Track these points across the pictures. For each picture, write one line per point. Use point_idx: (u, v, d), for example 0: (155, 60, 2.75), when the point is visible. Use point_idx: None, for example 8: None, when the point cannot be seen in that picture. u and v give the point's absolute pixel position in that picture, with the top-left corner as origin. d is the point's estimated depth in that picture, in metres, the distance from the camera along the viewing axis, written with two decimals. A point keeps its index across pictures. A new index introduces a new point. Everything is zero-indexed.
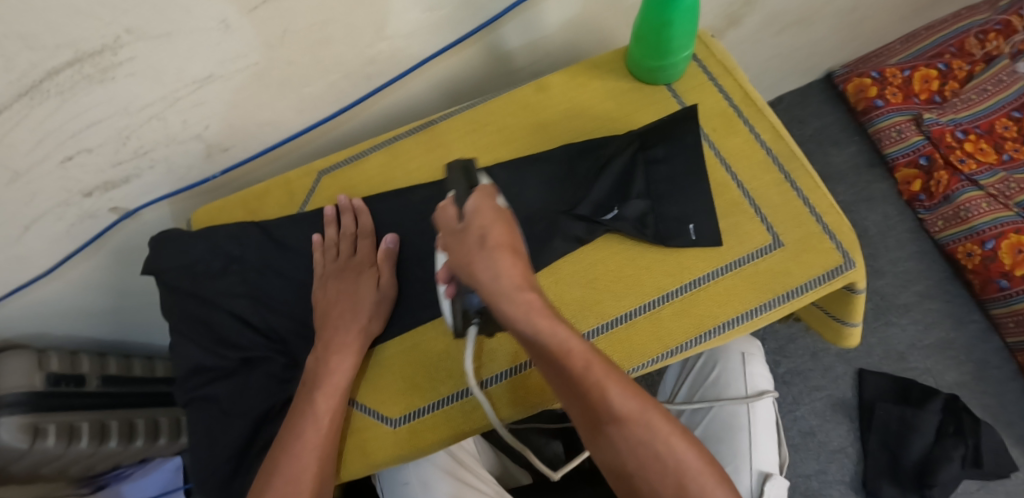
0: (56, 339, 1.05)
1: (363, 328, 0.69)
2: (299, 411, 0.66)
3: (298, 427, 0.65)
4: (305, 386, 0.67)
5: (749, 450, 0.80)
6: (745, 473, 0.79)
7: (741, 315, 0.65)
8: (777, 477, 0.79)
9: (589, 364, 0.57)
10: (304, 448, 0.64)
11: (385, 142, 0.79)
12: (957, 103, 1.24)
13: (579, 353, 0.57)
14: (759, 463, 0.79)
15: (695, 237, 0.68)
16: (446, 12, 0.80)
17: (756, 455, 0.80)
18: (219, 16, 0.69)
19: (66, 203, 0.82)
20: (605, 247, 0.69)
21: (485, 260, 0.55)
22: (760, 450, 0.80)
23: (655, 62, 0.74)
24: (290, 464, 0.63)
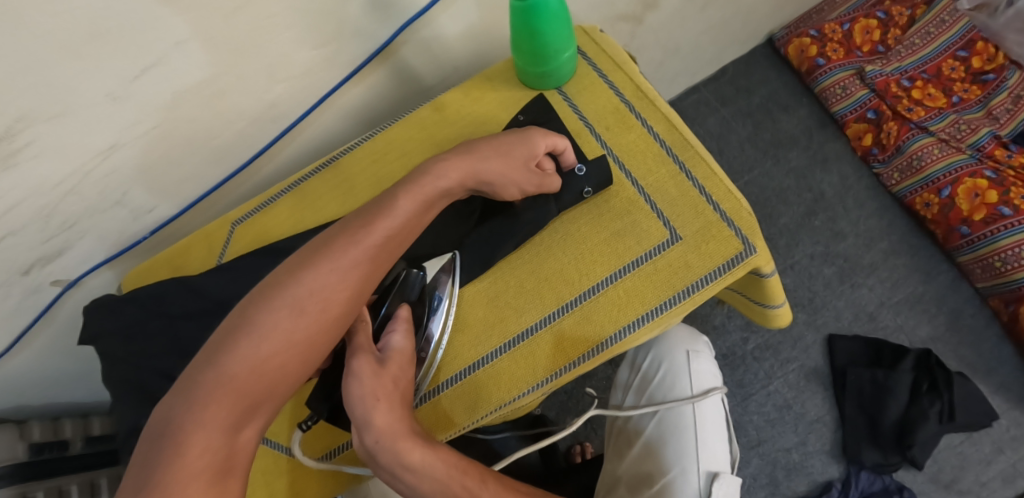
0: (34, 408, 1.07)
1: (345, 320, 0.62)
2: (202, 366, 0.55)
3: (200, 379, 0.54)
4: (214, 342, 0.57)
5: (696, 450, 0.74)
6: (693, 475, 0.73)
7: (642, 317, 0.66)
8: (726, 474, 0.72)
9: (458, 478, 0.60)
10: (207, 402, 0.53)
11: (292, 185, 0.82)
12: (901, 50, 1.21)
13: (462, 477, 0.60)
14: (706, 462, 0.73)
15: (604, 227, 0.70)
16: (335, 47, 0.81)
17: (703, 454, 0.74)
18: (105, 89, 0.71)
19: (7, 283, 0.84)
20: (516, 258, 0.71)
21: (357, 396, 0.58)
22: (708, 448, 0.74)
23: (539, 68, 0.75)
24: (188, 417, 0.53)
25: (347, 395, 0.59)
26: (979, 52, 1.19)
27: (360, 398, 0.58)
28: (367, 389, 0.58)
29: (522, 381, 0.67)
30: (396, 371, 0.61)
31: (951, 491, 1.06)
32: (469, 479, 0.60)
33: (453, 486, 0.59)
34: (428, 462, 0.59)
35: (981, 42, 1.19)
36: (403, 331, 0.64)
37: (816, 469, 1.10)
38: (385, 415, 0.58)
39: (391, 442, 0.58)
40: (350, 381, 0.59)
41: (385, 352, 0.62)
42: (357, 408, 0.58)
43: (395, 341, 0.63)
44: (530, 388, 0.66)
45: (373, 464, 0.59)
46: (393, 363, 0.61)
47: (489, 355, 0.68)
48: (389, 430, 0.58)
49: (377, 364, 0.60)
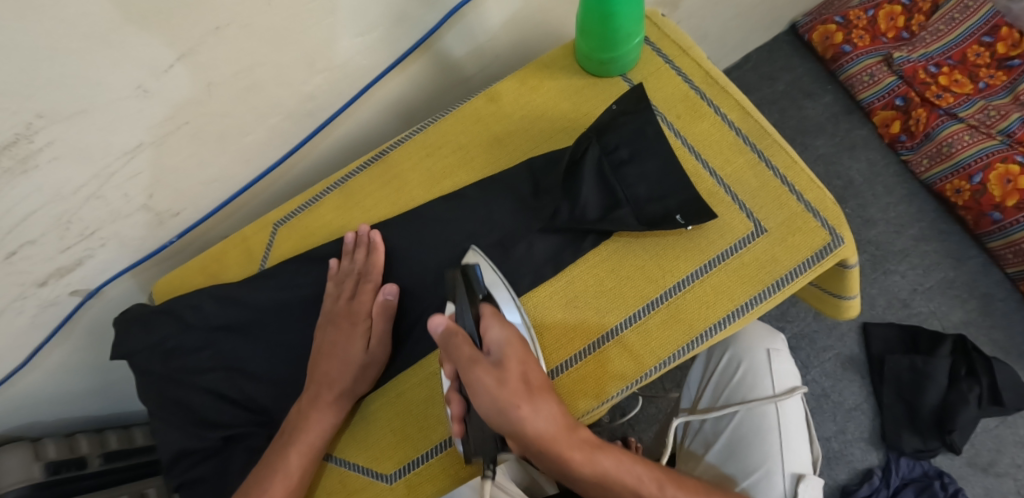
0: (50, 424, 0.99)
1: (352, 389, 0.65)
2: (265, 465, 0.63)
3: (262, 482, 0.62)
4: (281, 439, 0.64)
5: (780, 450, 0.74)
6: (778, 476, 0.72)
7: (733, 313, 0.63)
8: (812, 476, 0.72)
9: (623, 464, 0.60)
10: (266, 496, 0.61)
11: (337, 185, 0.76)
12: (926, 37, 1.20)
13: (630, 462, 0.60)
14: (791, 464, 0.73)
15: (727, 188, 0.68)
16: (379, 33, 0.75)
17: (787, 455, 0.73)
18: (135, 82, 0.64)
19: (23, 296, 0.77)
20: (608, 252, 0.67)
21: (501, 412, 0.55)
22: (792, 449, 0.73)
23: (604, 55, 0.71)
24: None
25: (487, 412, 0.55)
26: (1004, 38, 1.17)
27: (504, 413, 0.55)
28: (506, 401, 0.55)
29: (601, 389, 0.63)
30: (516, 367, 0.56)
31: (989, 474, 1.07)
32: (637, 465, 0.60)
33: (622, 475, 0.59)
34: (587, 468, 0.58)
35: (1005, 27, 1.18)
36: (494, 322, 0.58)
37: (855, 457, 1.10)
38: (543, 419, 0.56)
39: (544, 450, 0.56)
40: (483, 400, 0.55)
41: (494, 355, 0.57)
42: (507, 425, 0.55)
43: (498, 336, 0.58)
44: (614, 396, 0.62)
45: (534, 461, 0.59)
46: (511, 359, 0.57)
47: (569, 360, 0.64)
48: (550, 433, 0.56)
49: (500, 371, 0.56)
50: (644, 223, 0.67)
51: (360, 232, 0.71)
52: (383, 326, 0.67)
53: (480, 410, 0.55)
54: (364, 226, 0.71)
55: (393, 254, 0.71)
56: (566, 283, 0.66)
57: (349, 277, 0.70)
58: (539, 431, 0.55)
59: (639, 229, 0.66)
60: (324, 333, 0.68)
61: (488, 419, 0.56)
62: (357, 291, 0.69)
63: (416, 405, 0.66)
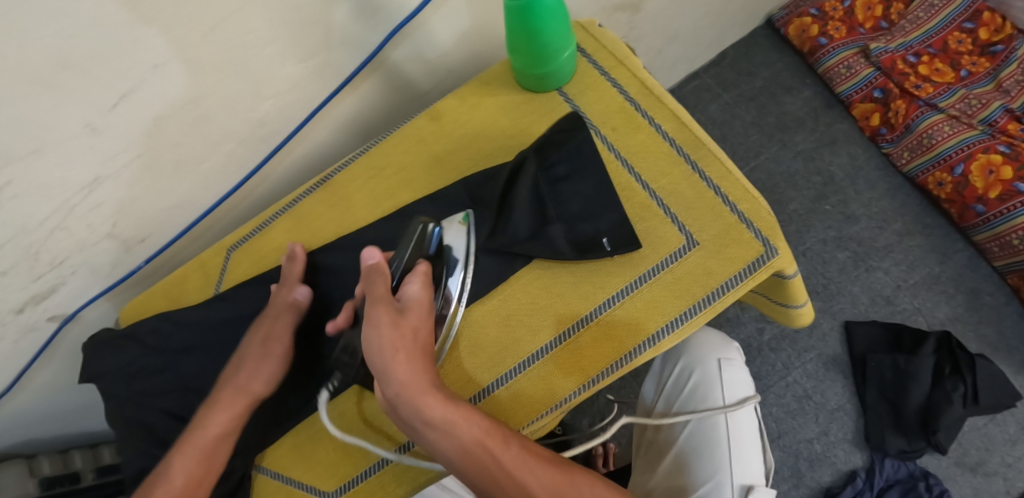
0: (46, 441, 1.09)
1: (249, 388, 0.66)
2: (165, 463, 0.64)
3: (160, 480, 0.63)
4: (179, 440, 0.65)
5: (730, 462, 0.74)
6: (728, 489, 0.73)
7: (663, 328, 0.63)
8: (761, 488, 0.73)
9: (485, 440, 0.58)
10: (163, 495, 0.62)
11: (286, 207, 0.78)
12: (905, 25, 1.17)
13: (486, 437, 0.58)
14: (741, 476, 0.74)
15: (661, 202, 0.68)
16: (323, 58, 0.77)
17: (737, 467, 0.74)
18: (83, 120, 0.67)
19: (2, 323, 0.82)
20: (535, 274, 0.68)
21: (372, 345, 0.59)
22: (742, 460, 0.74)
23: (538, 71, 0.72)
24: None
25: (369, 348, 0.59)
26: (987, 23, 1.15)
27: (379, 350, 0.59)
28: (386, 341, 0.58)
29: (541, 403, 0.64)
30: (415, 321, 0.61)
31: (977, 474, 1.05)
32: (492, 438, 0.58)
33: (472, 442, 0.58)
34: (455, 429, 0.58)
35: (988, 12, 1.15)
36: (420, 279, 0.62)
37: (839, 459, 1.08)
38: (406, 370, 0.58)
39: (409, 400, 0.58)
40: (371, 332, 0.59)
41: (402, 303, 0.61)
42: (376, 359, 0.59)
43: (411, 291, 0.61)
44: (559, 404, 0.64)
45: (398, 417, 0.60)
46: (411, 314, 0.60)
47: (503, 377, 0.65)
48: (410, 384, 0.58)
49: (395, 315, 0.59)
50: (576, 251, 0.67)
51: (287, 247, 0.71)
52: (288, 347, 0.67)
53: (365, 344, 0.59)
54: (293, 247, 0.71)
55: (336, 276, 0.72)
56: (499, 303, 0.68)
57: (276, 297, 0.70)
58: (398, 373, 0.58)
59: (569, 256, 0.66)
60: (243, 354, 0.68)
61: (366, 352, 0.60)
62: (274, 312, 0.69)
63: (355, 423, 0.67)
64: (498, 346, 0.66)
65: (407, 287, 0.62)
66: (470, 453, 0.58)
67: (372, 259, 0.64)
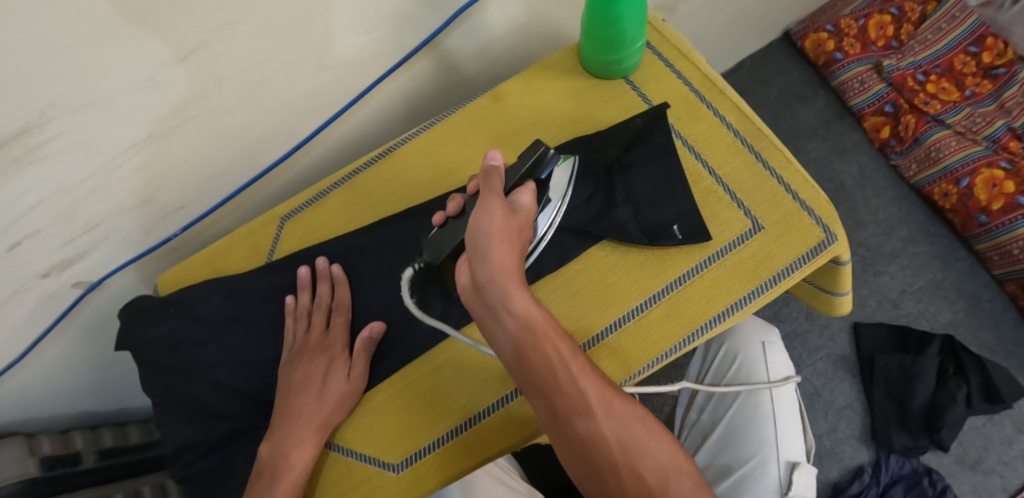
0: (45, 420, 1.05)
1: (326, 418, 0.64)
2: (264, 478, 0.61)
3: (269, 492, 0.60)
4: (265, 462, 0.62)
5: (775, 441, 0.75)
6: (773, 464, 0.74)
7: (731, 306, 0.65)
8: (806, 465, 0.73)
9: (556, 347, 0.52)
10: None
11: (343, 180, 0.76)
12: (914, 46, 1.22)
13: (559, 339, 0.53)
14: (786, 452, 0.75)
15: (727, 188, 0.70)
16: (385, 32, 0.77)
17: (782, 444, 0.75)
18: (146, 75, 0.65)
19: (25, 288, 0.78)
20: (603, 254, 0.69)
21: (481, 212, 0.55)
22: (787, 437, 0.75)
23: (609, 57, 0.74)
24: None
25: (474, 229, 0.54)
26: (990, 47, 1.21)
27: (487, 233, 0.54)
28: (493, 227, 0.54)
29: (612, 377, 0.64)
30: (523, 225, 0.57)
31: (976, 471, 1.09)
32: (564, 343, 0.53)
33: (544, 343, 0.52)
34: (535, 328, 0.52)
35: (992, 37, 1.21)
36: (534, 188, 0.59)
37: (846, 455, 1.11)
38: (504, 255, 0.54)
39: (501, 285, 0.52)
40: (480, 215, 0.55)
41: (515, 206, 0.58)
42: (478, 237, 0.54)
43: (523, 199, 0.58)
44: (626, 380, 0.64)
45: (476, 303, 0.54)
46: (520, 219, 0.57)
47: None
48: (505, 269, 0.53)
49: (507, 210, 0.56)
50: (648, 236, 0.68)
51: (318, 265, 0.70)
52: (365, 358, 0.66)
53: (471, 223, 0.55)
54: (320, 260, 0.70)
55: (398, 244, 0.70)
56: (567, 279, 0.68)
57: (313, 312, 0.69)
58: (490, 249, 0.53)
59: (642, 241, 0.67)
60: (293, 370, 0.66)
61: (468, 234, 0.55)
62: (329, 324, 0.69)
63: (419, 396, 0.66)
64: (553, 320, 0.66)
65: (518, 196, 0.58)
66: (536, 357, 0.52)
67: (494, 160, 0.59)
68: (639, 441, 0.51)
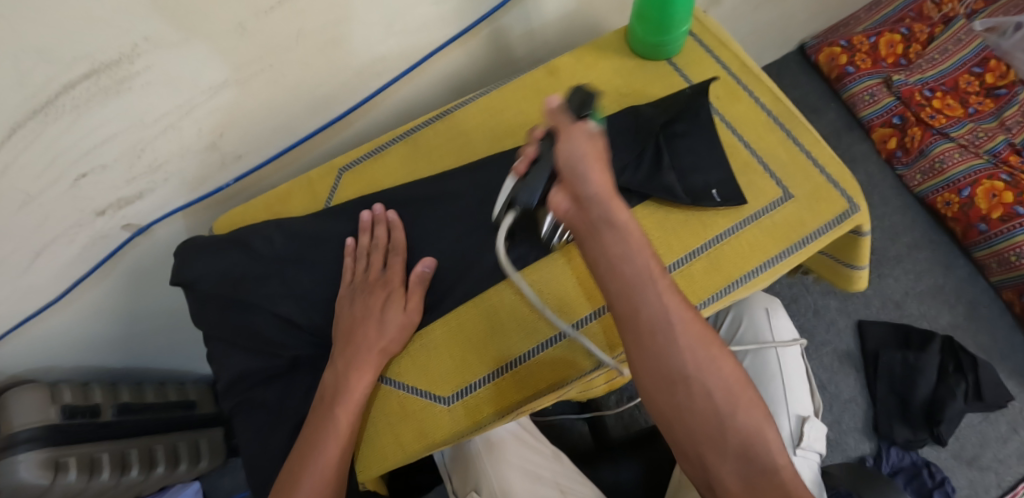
0: (67, 371, 1.05)
1: (385, 348, 0.68)
2: (330, 399, 0.66)
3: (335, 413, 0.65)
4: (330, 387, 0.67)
5: (785, 399, 0.81)
6: (786, 419, 0.79)
7: (765, 264, 0.70)
8: (814, 419, 0.80)
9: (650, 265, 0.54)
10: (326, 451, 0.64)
11: (403, 135, 0.80)
12: (923, 64, 1.30)
13: (652, 257, 0.55)
14: (796, 408, 0.80)
15: (762, 160, 0.75)
16: (452, 5, 0.82)
17: (791, 401, 0.81)
18: (236, 19, 0.69)
19: (79, 225, 0.80)
20: (648, 213, 0.73)
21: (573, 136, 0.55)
22: (796, 396, 0.81)
23: (657, 39, 0.79)
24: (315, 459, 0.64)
25: (569, 153, 0.55)
26: (993, 69, 1.30)
27: (582, 155, 0.54)
28: (585, 151, 0.55)
29: None
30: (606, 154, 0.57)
31: (972, 466, 1.14)
32: (656, 262, 0.55)
33: (637, 258, 0.54)
34: (632, 242, 0.54)
35: (994, 60, 1.31)
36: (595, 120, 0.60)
37: (849, 446, 1.15)
38: (601, 174, 0.55)
39: (607, 201, 0.54)
40: (572, 139, 0.55)
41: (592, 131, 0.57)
42: (575, 162, 0.54)
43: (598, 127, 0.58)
44: None
45: (575, 218, 0.55)
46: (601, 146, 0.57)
47: None
48: (606, 186, 0.54)
49: (593, 137, 0.56)
50: (691, 198, 0.72)
51: (375, 211, 0.74)
52: (420, 290, 0.70)
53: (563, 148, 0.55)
54: (379, 205, 0.74)
55: (457, 195, 0.75)
56: None
57: (371, 253, 0.72)
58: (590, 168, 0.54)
59: (686, 201, 0.72)
60: (354, 303, 0.70)
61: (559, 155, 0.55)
62: (386, 263, 0.72)
63: (472, 334, 0.69)
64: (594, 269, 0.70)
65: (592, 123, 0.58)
66: (627, 271, 0.54)
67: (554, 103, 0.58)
68: (713, 367, 0.54)
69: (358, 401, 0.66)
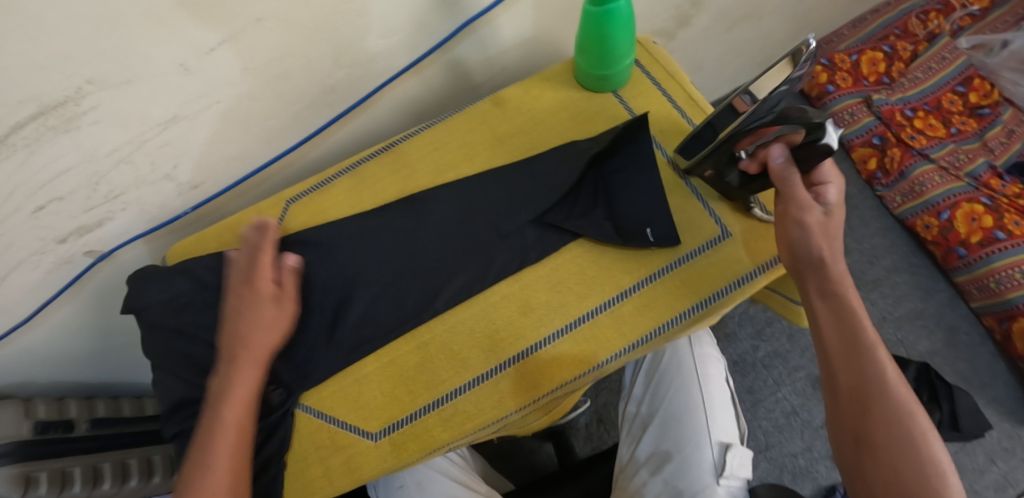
0: (42, 386, 1.07)
1: (259, 340, 0.67)
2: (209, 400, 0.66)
3: (213, 410, 0.65)
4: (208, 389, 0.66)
5: (708, 426, 0.79)
6: (708, 446, 0.77)
7: (697, 304, 0.70)
8: (738, 446, 0.77)
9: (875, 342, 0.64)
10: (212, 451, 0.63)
11: (350, 167, 0.81)
12: (905, 83, 1.28)
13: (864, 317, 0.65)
14: (719, 435, 0.78)
15: (700, 196, 0.75)
16: (401, 37, 0.83)
17: (713, 428, 0.79)
18: (178, 59, 0.71)
19: (41, 252, 0.82)
20: (579, 251, 0.73)
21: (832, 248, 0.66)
22: (718, 423, 0.79)
23: (601, 72, 0.79)
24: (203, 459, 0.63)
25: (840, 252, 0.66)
26: (977, 88, 1.27)
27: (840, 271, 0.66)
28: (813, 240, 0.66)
29: (583, 362, 0.69)
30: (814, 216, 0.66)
31: None
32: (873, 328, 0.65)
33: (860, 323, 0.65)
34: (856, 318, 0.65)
35: (979, 79, 1.27)
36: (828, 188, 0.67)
37: (821, 474, 1.13)
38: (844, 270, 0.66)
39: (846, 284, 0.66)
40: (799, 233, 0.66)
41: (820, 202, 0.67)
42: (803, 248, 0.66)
43: (832, 193, 0.66)
44: (594, 367, 0.69)
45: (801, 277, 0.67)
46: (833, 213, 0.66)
47: (546, 339, 0.70)
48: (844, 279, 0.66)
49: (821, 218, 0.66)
50: (623, 237, 0.72)
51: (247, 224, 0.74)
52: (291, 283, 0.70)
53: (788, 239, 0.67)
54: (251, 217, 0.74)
55: (395, 229, 0.75)
56: (549, 268, 0.72)
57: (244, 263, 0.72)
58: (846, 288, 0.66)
59: (617, 241, 0.72)
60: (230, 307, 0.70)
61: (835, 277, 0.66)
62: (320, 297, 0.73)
63: (402, 371, 0.70)
64: (527, 307, 0.71)
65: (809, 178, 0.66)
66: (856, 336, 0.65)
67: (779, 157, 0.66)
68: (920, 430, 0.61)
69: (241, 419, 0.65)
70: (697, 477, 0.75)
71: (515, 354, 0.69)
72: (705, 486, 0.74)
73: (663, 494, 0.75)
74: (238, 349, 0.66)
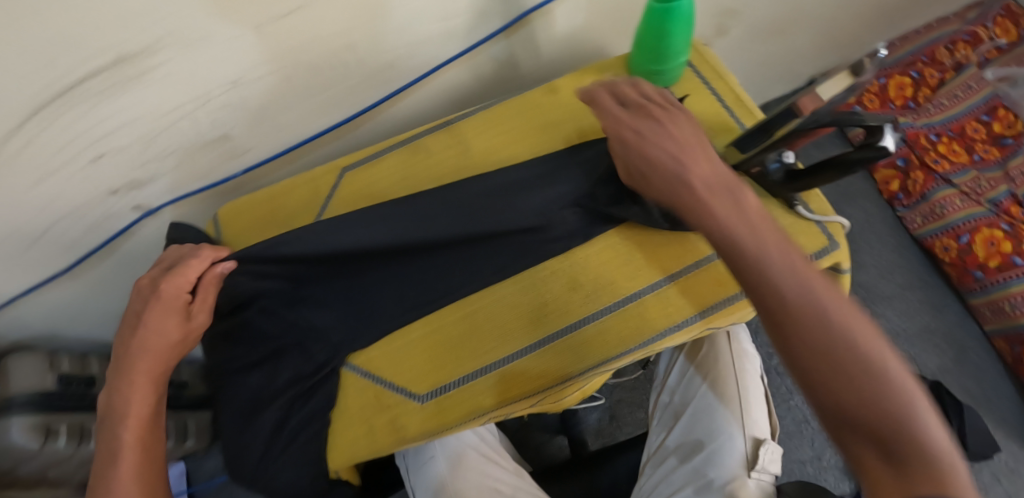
0: (68, 341, 1.08)
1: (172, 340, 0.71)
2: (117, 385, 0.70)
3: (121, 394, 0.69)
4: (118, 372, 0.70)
5: (742, 419, 0.81)
6: (741, 439, 0.78)
7: (741, 291, 0.71)
8: (770, 442, 0.78)
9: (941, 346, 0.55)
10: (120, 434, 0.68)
11: (406, 141, 0.84)
12: (931, 108, 1.33)
13: None
14: (753, 430, 0.80)
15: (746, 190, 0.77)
16: (461, 21, 0.85)
17: (748, 421, 0.81)
18: (250, 22, 0.73)
19: (91, 202, 0.83)
20: (626, 235, 0.75)
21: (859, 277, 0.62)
22: (753, 416, 0.81)
23: (655, 67, 0.81)
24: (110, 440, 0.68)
25: None
26: (1001, 118, 1.29)
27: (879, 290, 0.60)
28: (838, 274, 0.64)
29: (628, 339, 0.70)
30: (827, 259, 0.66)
31: None
32: None
33: None
34: None
35: (1004, 109, 1.29)
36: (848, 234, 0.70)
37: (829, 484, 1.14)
38: None
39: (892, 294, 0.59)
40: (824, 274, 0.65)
41: None
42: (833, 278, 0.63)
43: None
44: (639, 345, 0.70)
45: None
46: None
47: (593, 315, 0.71)
48: None
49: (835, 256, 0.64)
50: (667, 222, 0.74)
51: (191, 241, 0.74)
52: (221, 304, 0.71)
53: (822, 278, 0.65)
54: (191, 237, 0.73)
55: None
56: (596, 249, 0.74)
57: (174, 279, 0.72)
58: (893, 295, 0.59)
59: (662, 226, 0.73)
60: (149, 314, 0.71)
61: None
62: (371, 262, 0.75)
63: (449, 338, 0.72)
64: (574, 283, 0.73)
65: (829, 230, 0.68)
66: None
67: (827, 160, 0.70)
68: None
69: (146, 415, 0.70)
70: (728, 465, 0.76)
71: (560, 328, 0.71)
72: (734, 476, 0.75)
73: (692, 480, 0.77)
74: (147, 341, 0.69)
